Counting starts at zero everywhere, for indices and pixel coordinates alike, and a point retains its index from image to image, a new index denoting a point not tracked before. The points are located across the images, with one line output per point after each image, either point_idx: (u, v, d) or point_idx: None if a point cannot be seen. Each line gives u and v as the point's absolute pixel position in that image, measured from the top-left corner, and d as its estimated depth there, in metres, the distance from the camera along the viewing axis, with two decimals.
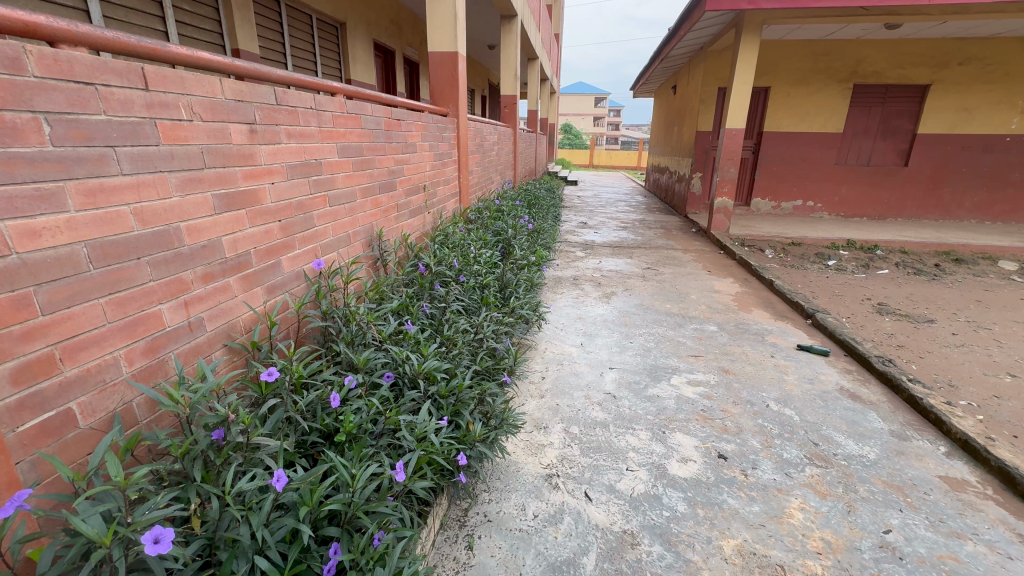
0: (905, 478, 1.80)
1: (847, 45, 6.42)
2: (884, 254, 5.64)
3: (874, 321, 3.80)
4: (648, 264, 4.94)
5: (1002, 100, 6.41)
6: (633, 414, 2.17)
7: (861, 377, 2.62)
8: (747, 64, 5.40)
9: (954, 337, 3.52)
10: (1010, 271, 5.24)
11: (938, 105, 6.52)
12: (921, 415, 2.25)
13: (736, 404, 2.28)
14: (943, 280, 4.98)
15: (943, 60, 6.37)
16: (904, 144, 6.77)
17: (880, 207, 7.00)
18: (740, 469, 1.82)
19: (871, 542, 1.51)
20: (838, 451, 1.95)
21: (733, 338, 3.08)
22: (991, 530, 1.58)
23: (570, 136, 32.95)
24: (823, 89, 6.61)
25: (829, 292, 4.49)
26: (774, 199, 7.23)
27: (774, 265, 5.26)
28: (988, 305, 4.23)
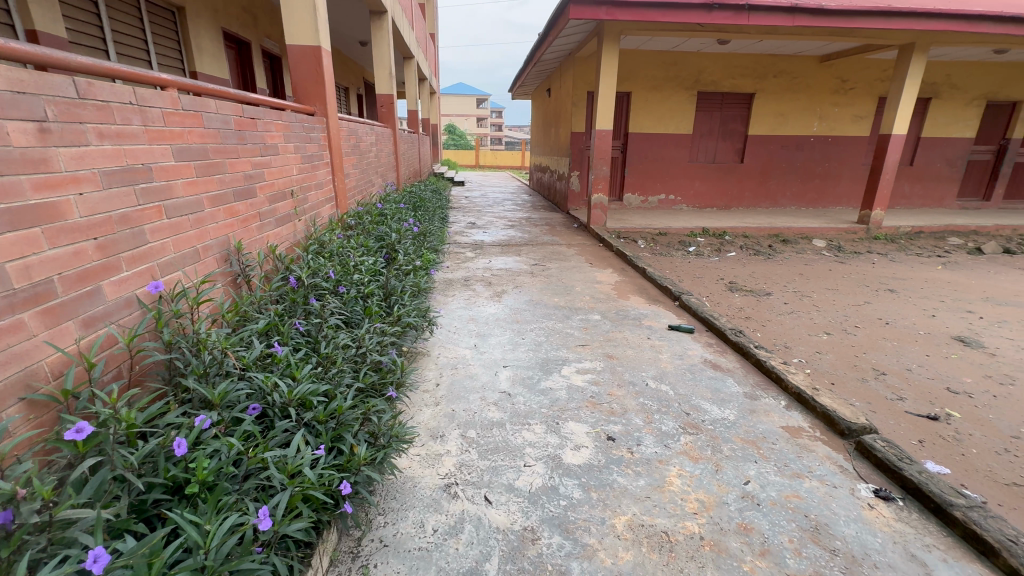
0: (758, 433, 2.08)
1: (689, 56, 7.30)
2: (731, 239, 6.52)
3: (727, 297, 4.37)
4: (536, 260, 5.12)
5: (806, 107, 7.77)
6: (528, 409, 2.21)
7: (720, 348, 2.98)
8: (610, 70, 5.84)
9: (786, 305, 4.19)
10: (821, 247, 6.40)
11: (761, 110, 7.70)
12: (765, 375, 2.63)
13: (620, 386, 2.45)
14: (775, 257, 5.92)
15: (762, 73, 7.53)
16: (739, 143, 7.90)
17: (725, 198, 8.07)
18: (626, 448, 1.94)
19: (735, 494, 1.71)
20: (706, 417, 2.19)
21: (615, 324, 3.31)
22: (822, 466, 1.89)
23: (456, 136, 33.13)
24: (673, 95, 7.44)
25: (691, 275, 5.07)
26: (643, 194, 7.93)
27: (646, 254, 5.79)
28: (808, 277, 5.11)
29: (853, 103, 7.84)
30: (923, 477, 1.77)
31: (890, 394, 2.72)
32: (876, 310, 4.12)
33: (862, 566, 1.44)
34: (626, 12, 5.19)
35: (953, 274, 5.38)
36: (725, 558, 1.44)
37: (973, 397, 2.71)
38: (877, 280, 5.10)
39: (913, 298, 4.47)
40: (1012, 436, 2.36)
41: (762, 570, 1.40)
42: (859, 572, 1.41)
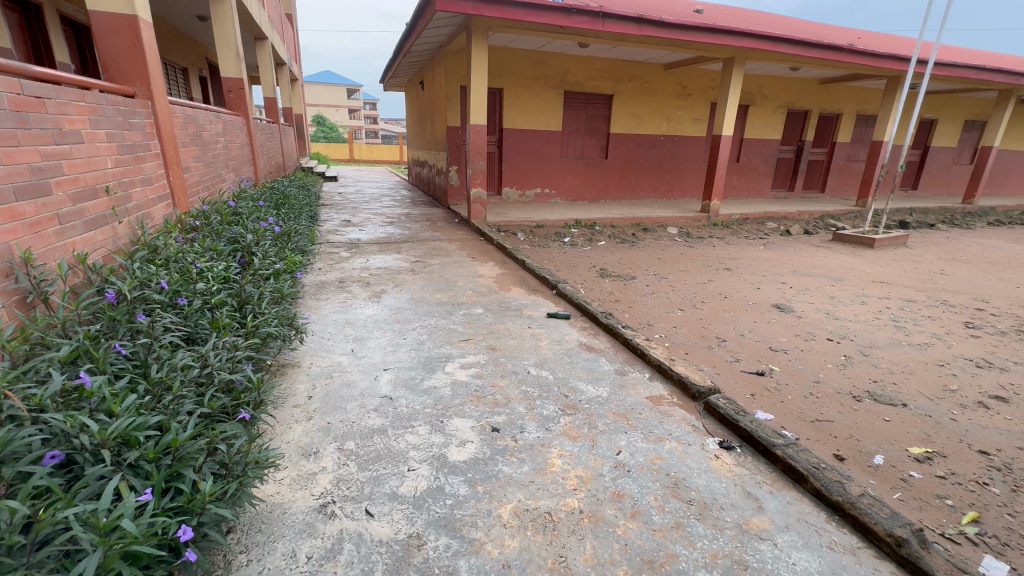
0: (627, 405, 2.28)
1: (554, 57, 7.69)
2: (601, 229, 7.05)
3: (598, 283, 4.72)
4: (417, 257, 4.99)
5: (656, 109, 8.68)
6: (411, 411, 2.14)
7: (593, 331, 3.21)
8: (480, 66, 5.89)
9: (647, 288, 4.65)
10: (674, 234, 7.24)
11: (619, 110, 8.42)
12: (632, 351, 2.89)
13: (504, 376, 2.50)
14: (637, 245, 6.55)
15: (618, 76, 8.23)
16: (602, 141, 8.56)
17: (594, 191, 8.70)
18: (510, 437, 1.98)
19: (610, 465, 1.85)
20: (582, 397, 2.33)
21: (497, 316, 3.37)
22: (679, 428, 2.13)
23: (326, 128, 30.87)
24: (542, 93, 7.79)
25: (567, 264, 5.37)
26: (520, 188, 8.19)
27: (525, 246, 6.00)
28: (664, 260, 5.75)
29: (693, 107, 8.96)
30: (753, 426, 2.09)
31: (729, 357, 3.18)
32: (717, 286, 4.79)
33: (712, 510, 1.65)
34: (492, 9, 5.26)
35: (771, 252, 6.49)
36: (602, 527, 1.54)
37: (787, 353, 3.29)
38: (717, 260, 5.93)
39: (744, 274, 5.29)
40: (814, 381, 2.92)
41: (633, 531, 1.53)
42: (710, 516, 1.62)
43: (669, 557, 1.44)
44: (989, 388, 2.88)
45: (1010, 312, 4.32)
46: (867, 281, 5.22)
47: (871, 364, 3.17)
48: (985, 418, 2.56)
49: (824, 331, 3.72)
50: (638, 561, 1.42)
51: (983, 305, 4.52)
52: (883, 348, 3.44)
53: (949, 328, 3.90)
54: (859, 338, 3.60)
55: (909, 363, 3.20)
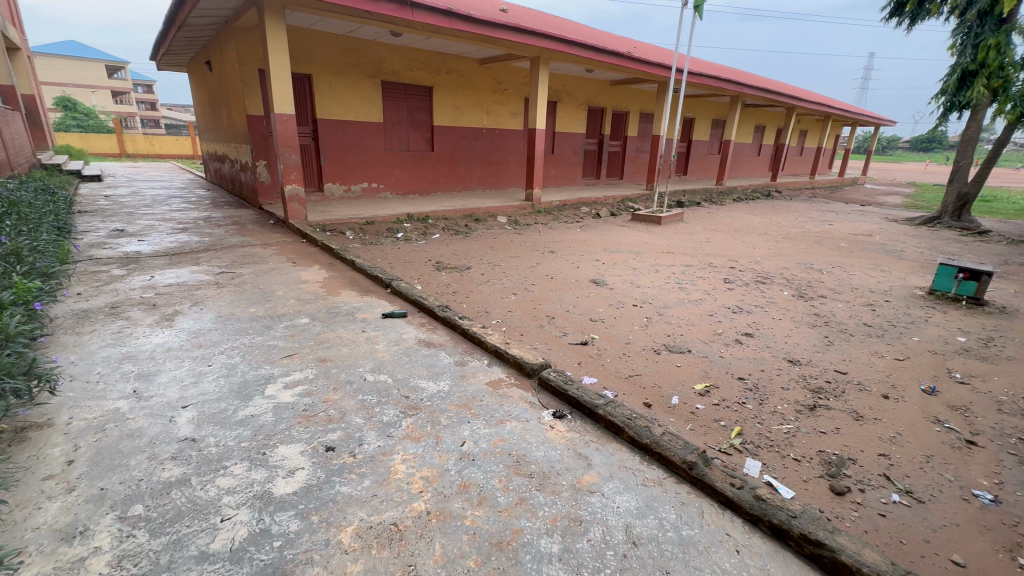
0: (468, 395, 2.32)
1: (366, 44, 7.30)
2: (434, 222, 7.02)
3: (435, 277, 4.70)
4: (222, 267, 4.28)
5: (476, 102, 8.94)
6: (221, 451, 1.81)
7: (431, 326, 3.18)
8: (279, 48, 5.26)
9: (483, 276, 4.80)
10: (503, 223, 7.63)
11: (440, 103, 8.43)
12: (470, 340, 2.95)
13: (337, 390, 2.30)
14: (470, 235, 6.75)
15: (435, 68, 8.21)
16: (427, 133, 8.49)
17: (424, 183, 8.62)
18: (347, 453, 1.84)
19: (454, 459, 1.84)
20: (424, 395, 2.30)
21: (326, 324, 3.09)
22: (518, 408, 2.24)
23: (79, 114, 24.34)
24: (357, 82, 7.35)
25: (402, 260, 5.22)
26: (344, 183, 7.64)
27: (355, 245, 5.66)
28: (496, 249, 6.02)
29: (509, 102, 9.47)
30: (579, 392, 2.31)
31: (559, 332, 3.49)
32: (544, 269, 5.20)
33: (550, 477, 1.78)
34: None
35: (586, 234, 7.32)
36: (450, 522, 1.53)
37: (604, 322, 3.75)
38: (543, 244, 6.44)
39: (565, 255, 5.85)
40: (626, 343, 3.38)
41: (481, 518, 1.55)
42: (549, 484, 1.74)
43: (515, 533, 1.51)
44: (741, 327, 3.73)
45: (751, 268, 5.64)
46: (659, 252, 6.24)
47: (665, 321, 3.81)
48: (741, 352, 3.30)
49: (630, 298, 4.34)
50: (486, 547, 1.45)
51: (735, 264, 5.80)
52: (673, 307, 4.16)
53: (715, 284, 4.91)
54: (656, 301, 4.29)
55: (691, 317, 3.94)
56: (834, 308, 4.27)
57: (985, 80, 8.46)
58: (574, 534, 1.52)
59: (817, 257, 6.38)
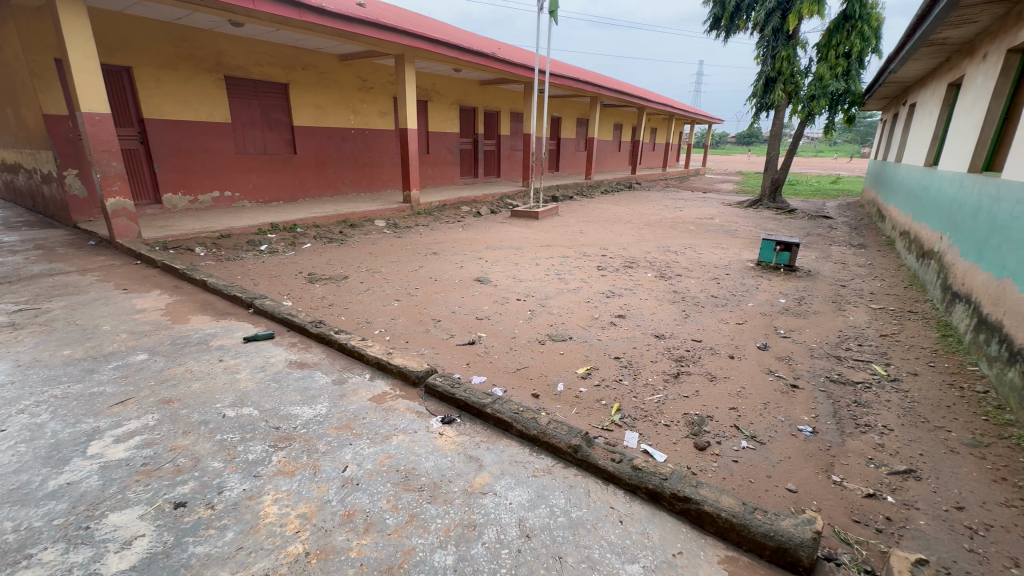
0: (350, 415, 2.16)
1: (201, 34, 6.42)
2: (303, 231, 6.45)
3: (308, 290, 4.33)
4: (21, 303, 3.44)
5: (339, 101, 8.41)
6: (24, 536, 1.44)
7: (304, 345, 2.91)
8: (80, 35, 4.37)
9: (361, 285, 4.54)
10: (382, 226, 7.32)
11: (299, 101, 7.76)
12: (349, 355, 2.76)
13: (187, 433, 1.98)
14: (346, 243, 6.35)
15: (290, 64, 7.54)
16: (286, 134, 7.77)
17: (288, 189, 7.90)
18: (203, 506, 1.58)
19: (336, 487, 1.70)
20: (297, 423, 2.08)
21: (171, 358, 2.65)
22: (404, 420, 2.14)
23: None
24: (193, 76, 6.44)
25: (267, 275, 4.72)
26: (188, 192, 6.68)
27: (208, 263, 4.98)
28: (375, 254, 5.74)
29: (376, 101, 9.06)
30: (466, 393, 2.29)
31: (445, 335, 3.43)
32: (427, 271, 5.08)
33: (441, 487, 1.73)
34: None
35: (468, 232, 7.35)
36: (333, 559, 1.40)
37: (490, 319, 3.78)
38: (425, 246, 6.30)
39: (448, 256, 5.79)
40: (512, 337, 3.45)
41: (368, 547, 1.45)
42: (440, 494, 1.69)
43: (406, 554, 1.43)
44: (614, 310, 4.04)
45: (619, 254, 6.14)
46: (538, 246, 6.49)
47: (547, 312, 3.96)
48: (616, 333, 3.56)
49: (513, 293, 4.44)
50: None
51: (606, 252, 6.27)
52: (554, 297, 4.35)
53: (590, 272, 5.25)
54: (538, 293, 4.45)
55: (570, 305, 4.16)
56: (688, 285, 4.83)
57: (782, 85, 10.18)
58: (468, 541, 1.49)
59: (673, 240, 7.18)
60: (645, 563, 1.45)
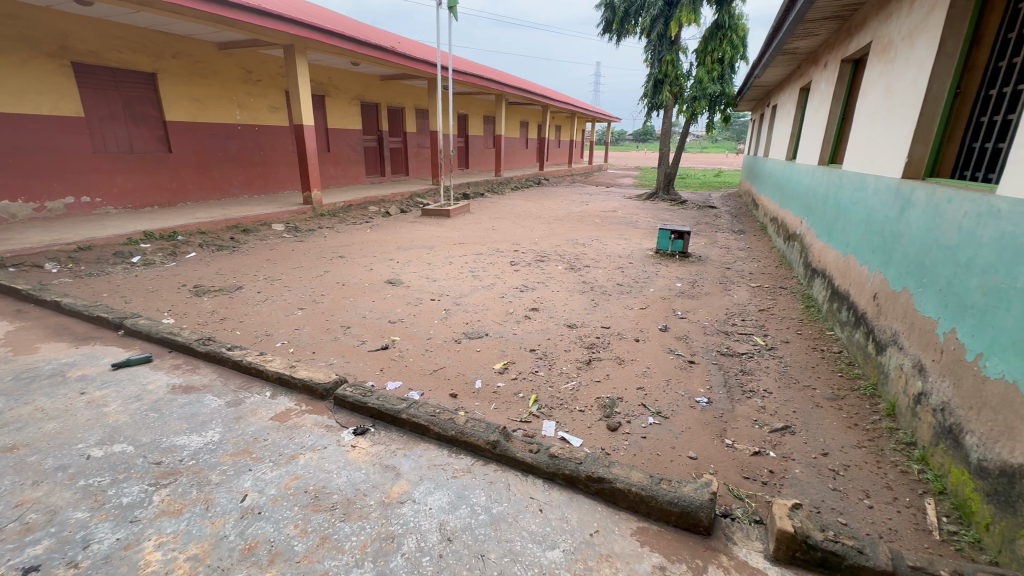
0: (248, 438, 1.97)
1: (35, 12, 5.44)
2: (186, 239, 5.74)
3: (194, 304, 3.88)
4: None
5: (221, 94, 7.61)
6: None
7: (190, 366, 2.59)
8: None
9: (259, 295, 4.17)
10: (281, 231, 6.78)
11: (171, 93, 6.91)
12: (246, 373, 2.51)
13: (40, 483, 1.67)
14: (239, 250, 5.79)
15: (157, 51, 6.67)
16: (158, 130, 6.88)
17: (164, 193, 7.03)
18: (64, 567, 1.35)
19: (234, 519, 1.54)
20: (184, 454, 1.85)
21: (16, 397, 2.23)
22: (312, 436, 2.00)
23: None
24: (28, 62, 5.45)
25: (142, 291, 4.15)
26: (31, 199, 5.67)
27: (63, 282, 4.26)
28: (274, 261, 5.30)
29: (265, 94, 8.34)
30: (380, 401, 2.19)
31: (356, 342, 3.26)
32: (333, 276, 4.80)
33: (356, 502, 1.63)
34: None
35: (377, 233, 7.07)
36: None
37: (404, 321, 3.67)
38: (331, 250, 5.95)
39: (356, 258, 5.52)
40: (427, 338, 3.37)
41: None
42: (354, 510, 1.60)
43: None
44: (528, 304, 4.12)
45: (531, 249, 6.28)
46: (450, 244, 6.42)
47: (462, 310, 3.93)
48: (530, 326, 3.64)
49: (427, 293, 4.35)
50: None
51: (518, 247, 6.37)
52: (468, 295, 4.33)
53: (503, 268, 5.30)
54: (452, 292, 4.40)
55: (485, 301, 4.16)
56: (596, 275, 5.07)
57: (668, 87, 11.01)
58: (386, 555, 1.43)
59: (580, 232, 7.50)
60: (564, 547, 1.50)
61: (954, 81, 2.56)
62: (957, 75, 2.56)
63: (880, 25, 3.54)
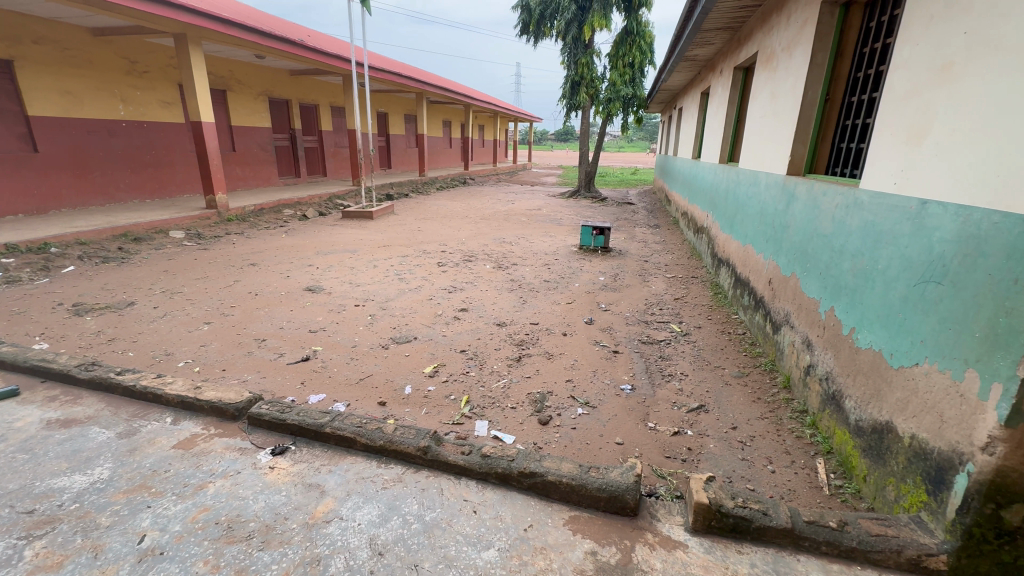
0: (145, 471, 1.76)
1: None
2: (62, 250, 5.02)
3: (75, 325, 3.40)
4: None
5: (99, 86, 6.74)
6: None
7: (70, 396, 2.27)
8: None
9: (156, 310, 3.75)
10: (181, 238, 6.15)
11: (33, 84, 6.00)
12: (141, 399, 2.25)
13: None
14: (130, 261, 5.18)
15: (13, 35, 5.76)
16: (19, 126, 5.95)
17: (31, 199, 6.10)
18: None
19: (129, 565, 1.37)
20: (64, 498, 1.62)
21: None
22: (223, 462, 1.83)
23: None
24: None
25: (5, 313, 3.57)
26: None
27: None
28: (173, 272, 4.80)
29: (154, 87, 7.51)
30: (300, 416, 2.05)
31: (272, 355, 3.04)
32: (245, 285, 4.44)
33: (276, 527, 1.52)
34: None
35: (294, 238, 6.65)
36: None
37: (326, 330, 3.48)
38: (241, 257, 5.50)
39: (270, 266, 5.15)
40: (352, 346, 3.23)
41: None
42: (274, 536, 1.49)
43: None
44: (457, 305, 4.08)
45: (458, 249, 6.23)
46: (374, 247, 6.20)
47: (389, 315, 3.81)
48: (460, 327, 3.61)
49: (351, 299, 4.16)
50: None
51: (445, 248, 6.30)
52: (395, 299, 4.20)
53: (431, 269, 5.22)
54: (377, 296, 4.25)
55: (412, 305, 4.07)
56: (523, 272, 5.15)
57: (585, 89, 11.43)
58: None
59: (507, 231, 7.58)
60: (499, 545, 1.50)
61: (824, 89, 2.91)
62: (826, 83, 2.90)
63: (764, 37, 3.93)
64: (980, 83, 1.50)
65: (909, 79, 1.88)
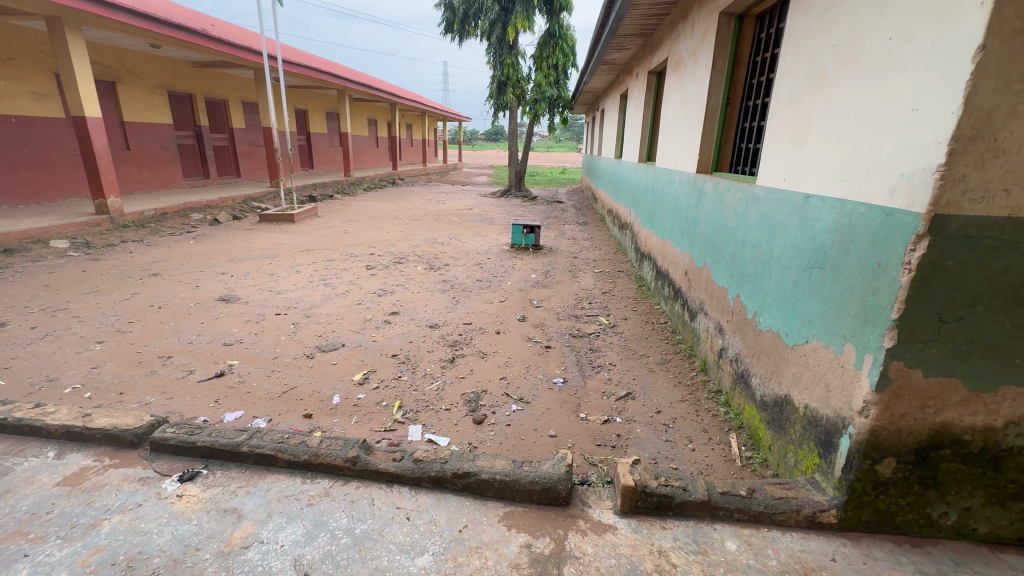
0: (21, 516, 1.54)
1: None
2: None
3: None
4: None
5: None
6: None
7: None
8: None
9: (34, 331, 3.28)
10: (64, 248, 5.44)
11: None
12: (15, 434, 1.95)
13: None
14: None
15: None
16: None
17: None
18: None
19: None
20: None
21: None
22: (119, 495, 1.65)
23: None
24: None
25: None
26: None
27: None
28: (56, 287, 4.23)
29: (24, 77, 6.57)
30: (212, 437, 1.89)
31: (180, 373, 2.77)
32: (145, 298, 4.01)
33: (186, 560, 1.40)
34: None
35: (204, 244, 6.12)
36: None
37: (242, 342, 3.23)
38: (140, 267, 4.96)
39: (176, 275, 4.70)
40: (273, 358, 3.02)
41: None
42: (184, 570, 1.36)
43: None
44: (387, 308, 3.96)
45: (388, 251, 6.05)
46: (297, 252, 5.86)
47: (314, 322, 3.62)
48: (390, 331, 3.50)
49: (270, 308, 3.90)
50: None
51: (374, 250, 6.09)
52: (320, 305, 4.00)
53: (359, 273, 5.02)
54: (301, 303, 4.02)
55: (339, 310, 3.89)
56: (456, 273, 5.10)
57: (512, 89, 11.54)
58: None
59: (438, 231, 7.48)
60: (433, 550, 1.48)
61: (724, 93, 3.15)
62: (726, 88, 3.16)
63: (673, 44, 4.18)
64: (846, 91, 1.69)
65: (792, 86, 2.09)
